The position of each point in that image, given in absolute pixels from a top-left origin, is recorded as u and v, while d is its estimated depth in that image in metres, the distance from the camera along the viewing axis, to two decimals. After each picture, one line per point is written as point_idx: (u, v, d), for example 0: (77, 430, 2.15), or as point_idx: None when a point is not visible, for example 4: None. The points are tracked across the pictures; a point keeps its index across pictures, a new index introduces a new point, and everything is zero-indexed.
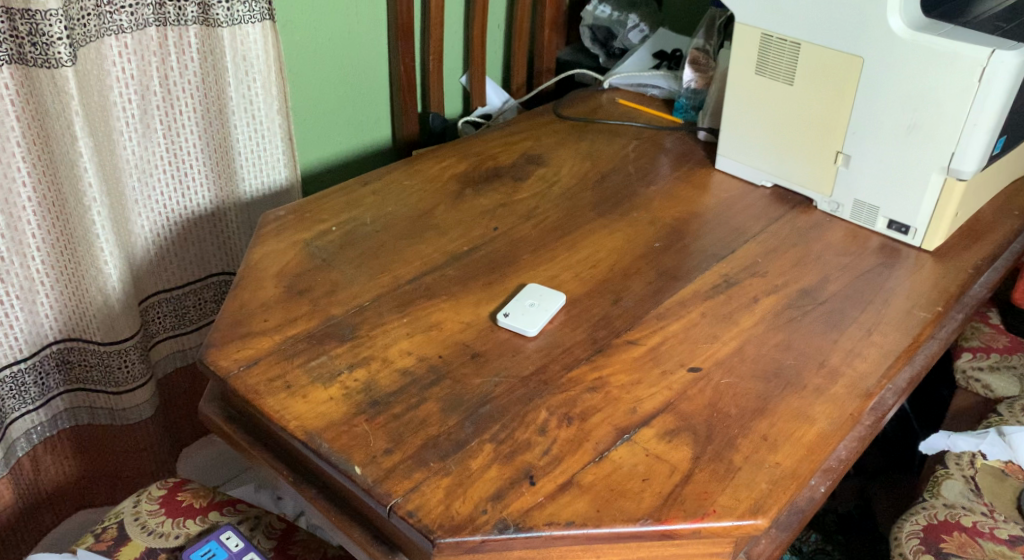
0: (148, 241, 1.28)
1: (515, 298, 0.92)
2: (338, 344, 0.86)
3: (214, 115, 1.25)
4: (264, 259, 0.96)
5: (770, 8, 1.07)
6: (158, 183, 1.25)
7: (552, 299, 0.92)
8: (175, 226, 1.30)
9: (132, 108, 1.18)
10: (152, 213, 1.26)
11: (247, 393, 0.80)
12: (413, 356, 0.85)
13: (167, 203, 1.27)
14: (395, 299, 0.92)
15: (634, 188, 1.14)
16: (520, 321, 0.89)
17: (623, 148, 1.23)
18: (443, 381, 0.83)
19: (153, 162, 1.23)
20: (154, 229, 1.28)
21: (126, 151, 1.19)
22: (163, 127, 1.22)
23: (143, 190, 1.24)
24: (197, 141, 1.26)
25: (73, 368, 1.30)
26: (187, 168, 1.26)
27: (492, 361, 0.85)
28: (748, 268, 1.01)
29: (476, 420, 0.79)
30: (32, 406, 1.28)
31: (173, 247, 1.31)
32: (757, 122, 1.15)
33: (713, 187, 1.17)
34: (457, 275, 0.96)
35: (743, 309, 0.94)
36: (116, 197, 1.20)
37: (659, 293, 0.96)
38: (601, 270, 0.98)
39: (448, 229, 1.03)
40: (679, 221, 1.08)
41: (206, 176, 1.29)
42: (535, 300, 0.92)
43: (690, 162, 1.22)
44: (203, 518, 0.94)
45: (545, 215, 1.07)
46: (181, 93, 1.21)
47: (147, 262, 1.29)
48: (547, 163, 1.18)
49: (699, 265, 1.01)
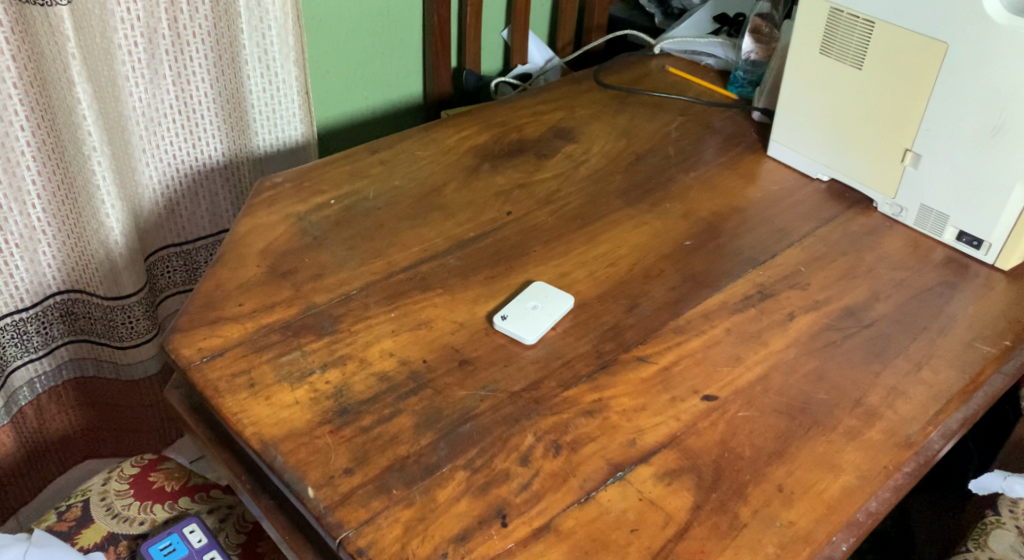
0: (155, 194, 1.21)
1: (517, 299, 0.83)
2: (314, 337, 0.78)
3: (227, 63, 1.17)
4: (252, 233, 0.88)
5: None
6: (167, 133, 1.17)
7: (560, 304, 0.83)
8: (186, 179, 1.23)
9: (138, 52, 1.10)
10: (161, 164, 1.19)
11: (206, 390, 0.73)
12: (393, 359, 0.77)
13: (177, 154, 1.20)
14: (385, 290, 0.84)
15: (670, 175, 1.03)
16: (517, 327, 0.80)
17: (665, 127, 1.12)
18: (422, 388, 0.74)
19: (162, 110, 1.15)
20: (162, 180, 1.21)
21: (131, 97, 1.12)
22: (172, 74, 1.14)
23: (151, 139, 1.16)
24: (209, 90, 1.17)
25: (77, 321, 1.25)
26: (198, 118, 1.19)
27: (482, 370, 0.77)
28: (787, 278, 0.90)
29: (452, 440, 0.70)
30: (35, 355, 1.23)
31: (184, 201, 1.24)
32: (818, 108, 1.01)
33: (761, 178, 1.05)
34: (458, 266, 0.87)
35: (774, 327, 0.84)
36: (121, 147, 1.13)
37: (680, 303, 0.86)
38: (620, 271, 0.89)
39: (456, 211, 0.94)
40: (716, 216, 0.97)
41: (220, 128, 1.21)
42: (538, 302, 0.83)
43: (739, 147, 1.10)
44: (172, 503, 0.89)
45: (564, 202, 0.97)
46: (192, 38, 1.13)
47: (155, 215, 1.22)
48: (578, 140, 1.07)
49: (729, 272, 0.90)
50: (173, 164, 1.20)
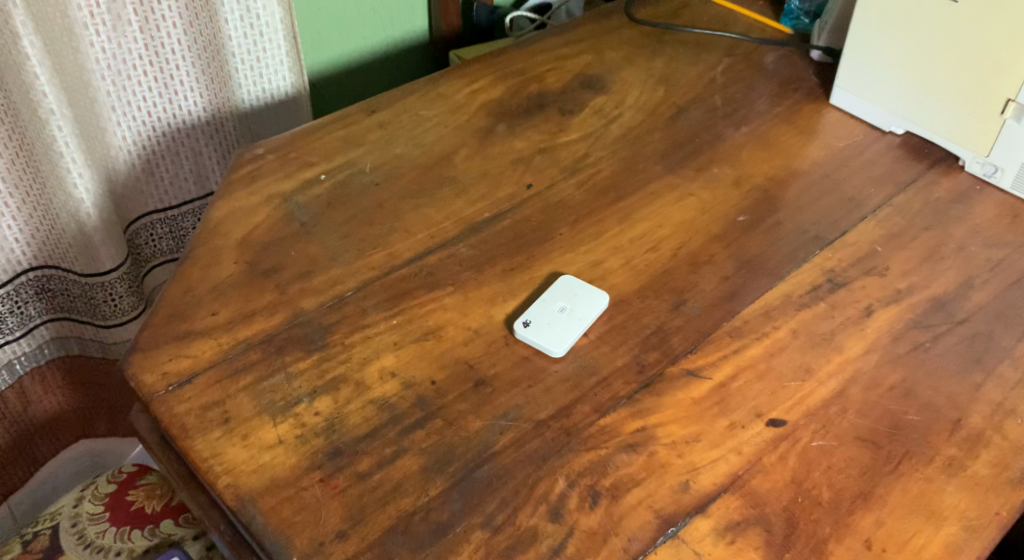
0: (129, 157, 1.07)
1: (541, 299, 0.70)
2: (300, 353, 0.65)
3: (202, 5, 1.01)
4: (228, 220, 0.75)
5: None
6: (138, 89, 1.02)
7: (594, 303, 0.70)
8: (165, 137, 1.09)
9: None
10: (134, 123, 1.05)
11: (171, 428, 0.60)
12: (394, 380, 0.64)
13: (151, 112, 1.05)
14: (385, 290, 0.71)
15: (717, 132, 0.88)
16: (544, 337, 0.67)
17: (710, 71, 0.96)
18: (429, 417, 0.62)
19: (130, 61, 1.00)
20: (137, 140, 1.06)
21: (92, 48, 0.97)
22: (138, 19, 0.98)
23: (120, 95, 1.01)
24: (184, 37, 1.02)
25: (54, 298, 1.12)
26: (173, 69, 1.04)
27: (501, 393, 0.64)
28: (861, 262, 0.76)
29: (467, 490, 0.58)
30: (12, 337, 1.10)
31: (165, 164, 1.10)
32: (898, 48, 0.86)
33: (823, 132, 0.89)
34: (471, 257, 0.74)
35: (849, 328, 0.70)
36: (84, 106, 0.99)
37: (735, 298, 0.72)
38: (662, 259, 0.75)
39: (468, 186, 0.80)
40: (773, 184, 0.83)
41: (199, 80, 1.06)
42: (568, 301, 0.70)
43: (797, 94, 0.94)
44: (153, 531, 0.78)
45: (594, 170, 0.83)
46: None
47: (132, 180, 1.09)
48: (608, 91, 0.92)
49: (792, 255, 0.76)
50: (148, 123, 1.06)
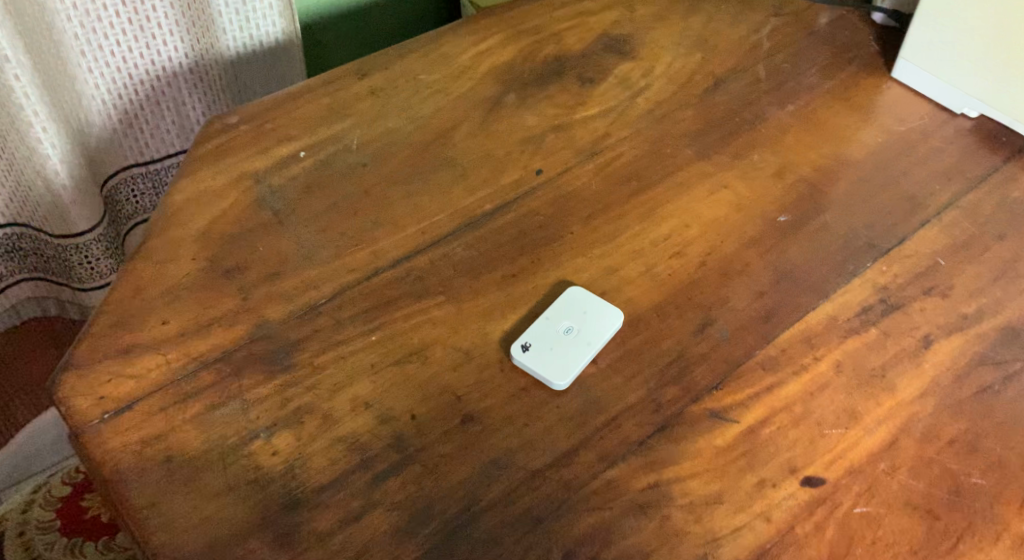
0: (103, 105, 0.92)
1: (544, 317, 0.61)
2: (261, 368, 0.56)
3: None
4: (189, 205, 0.65)
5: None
6: (106, 27, 0.86)
7: (606, 320, 0.61)
8: (144, 86, 0.93)
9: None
10: (107, 70, 0.90)
11: (102, 469, 0.51)
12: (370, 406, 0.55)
13: (124, 57, 0.89)
14: (365, 297, 0.61)
15: (759, 109, 0.76)
16: (548, 367, 0.58)
17: (754, 34, 0.83)
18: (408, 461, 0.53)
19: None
20: (111, 89, 0.91)
21: None
22: None
23: (88, 38, 0.86)
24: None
25: (27, 259, 1.02)
26: (150, 10, 0.87)
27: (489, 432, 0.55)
28: (922, 279, 0.65)
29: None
30: None
31: (144, 115, 0.95)
32: (980, 19, 0.73)
33: (883, 112, 0.77)
34: (468, 259, 0.64)
35: (903, 363, 0.60)
36: (41, 43, 0.84)
37: (771, 319, 0.62)
38: (689, 266, 0.65)
39: (469, 171, 0.69)
40: (822, 177, 0.72)
41: (178, 21, 0.90)
42: (576, 319, 0.60)
43: (853, 64, 0.81)
44: (109, 544, 0.69)
45: (614, 153, 0.72)
46: None
47: (105, 131, 0.94)
48: (636, 55, 0.80)
49: (840, 268, 0.66)
50: (121, 68, 0.90)
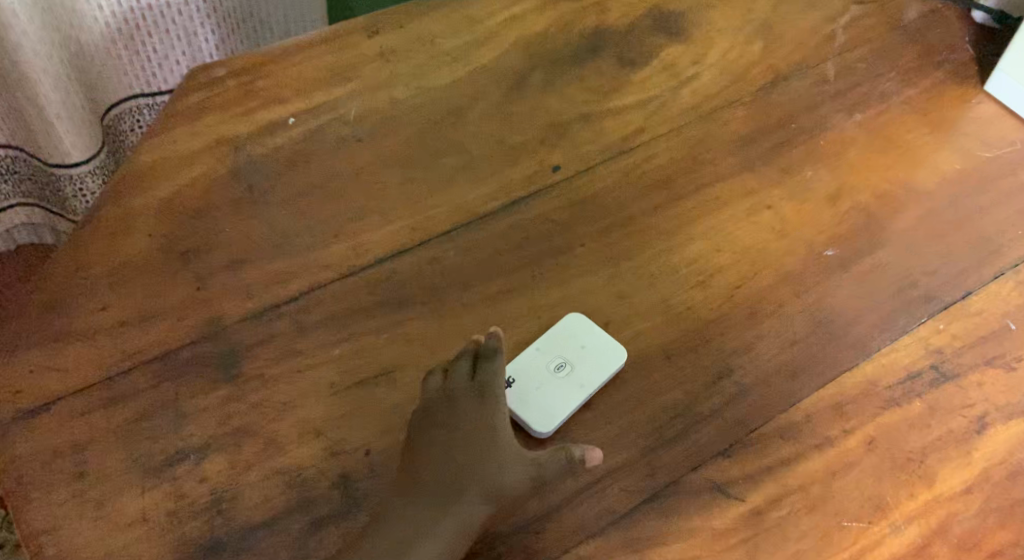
0: (105, 28, 0.81)
1: (535, 347, 0.53)
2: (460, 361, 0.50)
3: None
4: (156, 169, 0.57)
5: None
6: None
7: (608, 354, 0.53)
8: (152, 13, 0.83)
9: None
10: None
11: (2, 482, 0.45)
12: (451, 387, 0.49)
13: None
14: (337, 300, 0.53)
15: (823, 115, 0.66)
16: (532, 413, 0.50)
17: (830, 20, 0.71)
18: (469, 463, 0.47)
19: None
20: (116, 13, 0.81)
21: None
22: None
23: None
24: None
25: (19, 183, 0.92)
26: None
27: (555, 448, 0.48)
28: (984, 345, 0.56)
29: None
30: None
31: (153, 43, 0.85)
32: None
33: (968, 131, 0.66)
34: (461, 265, 0.56)
35: (947, 448, 0.52)
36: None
37: (800, 376, 0.54)
38: (713, 299, 0.56)
39: (478, 158, 0.61)
40: (884, 203, 0.62)
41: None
42: (572, 353, 0.52)
43: (940, 68, 0.69)
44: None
45: (647, 154, 0.62)
46: None
47: (106, 57, 0.83)
48: (687, 36, 0.69)
49: (889, 321, 0.56)
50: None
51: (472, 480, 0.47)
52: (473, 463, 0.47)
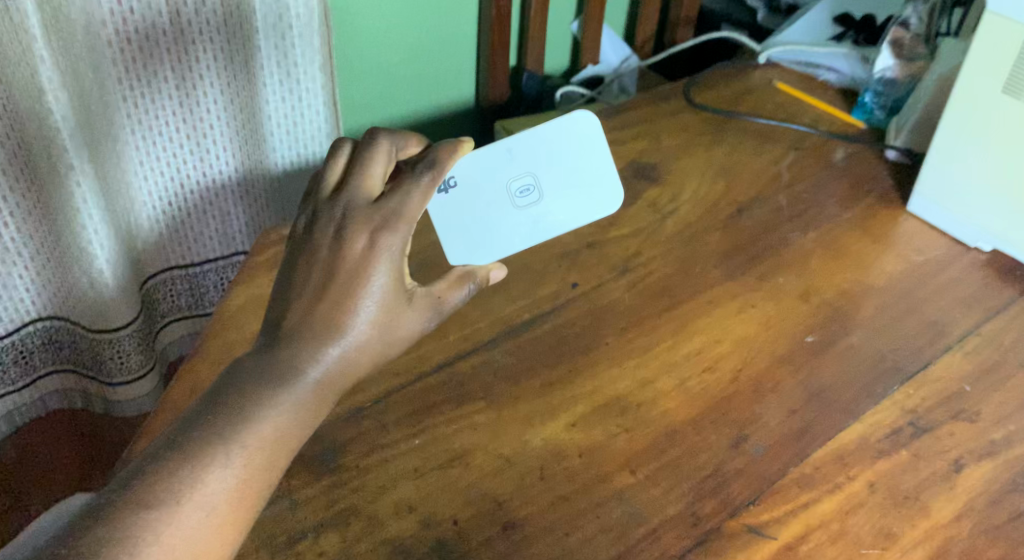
0: (151, 209, 0.96)
1: (507, 155, 0.67)
2: (367, 178, 0.58)
3: (239, 51, 0.88)
4: (246, 309, 0.67)
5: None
6: (165, 138, 0.91)
7: (607, 190, 0.70)
8: (193, 199, 0.97)
9: (127, 35, 0.83)
10: (163, 178, 0.94)
11: None
12: (345, 204, 0.56)
13: (178, 166, 0.93)
14: (411, 401, 0.65)
15: (783, 234, 0.79)
16: (470, 215, 0.67)
17: (774, 165, 0.87)
18: (324, 330, 0.53)
19: (163, 118, 0.89)
20: (164, 198, 0.95)
21: (122, 104, 0.87)
22: (176, 78, 0.87)
23: (149, 149, 0.91)
24: (225, 93, 0.90)
25: (60, 351, 1.03)
26: (207, 132, 0.92)
27: (453, 286, 0.61)
28: (950, 402, 0.67)
29: (238, 486, 0.47)
30: (12, 387, 1.01)
31: (191, 222, 0.99)
32: (991, 162, 0.75)
33: (903, 240, 0.80)
34: (510, 365, 0.67)
35: (935, 485, 0.62)
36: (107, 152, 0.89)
37: (805, 438, 0.64)
38: (722, 378, 0.66)
39: (508, 281, 0.72)
40: (848, 298, 0.74)
41: (232, 138, 0.93)
42: (567, 177, 0.69)
43: (870, 195, 0.84)
44: None
45: (647, 271, 0.74)
46: (200, 37, 0.86)
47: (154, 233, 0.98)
48: (663, 180, 0.83)
49: (869, 389, 0.67)
50: (175, 172, 0.94)
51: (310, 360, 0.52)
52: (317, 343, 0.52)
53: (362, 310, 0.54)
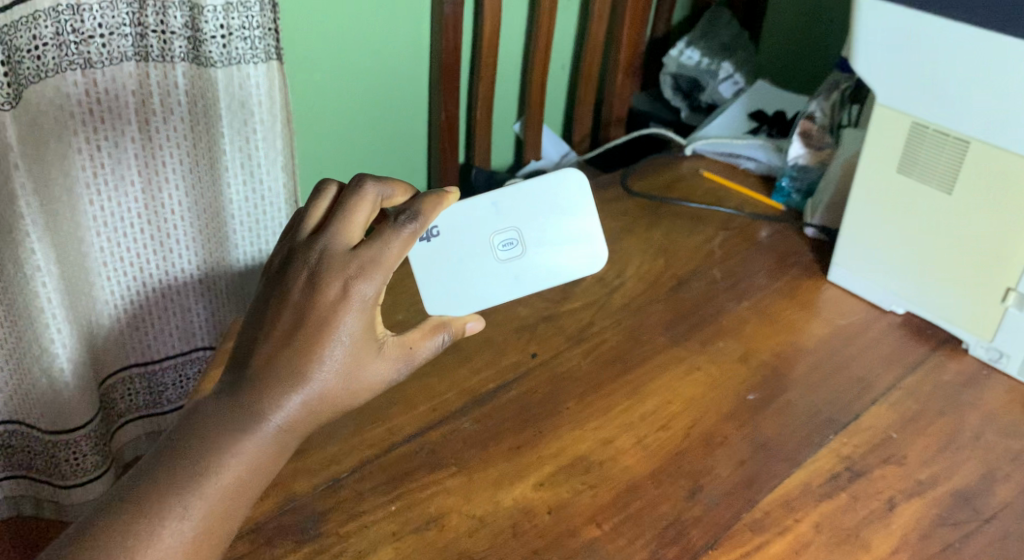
0: (112, 311, 0.97)
1: (493, 211, 0.76)
2: (347, 226, 0.62)
3: (204, 155, 0.92)
4: None
5: (929, 74, 0.75)
6: (130, 240, 0.93)
7: (592, 243, 0.80)
8: (154, 298, 0.98)
9: (98, 142, 0.86)
10: (125, 279, 0.95)
11: None
12: (321, 247, 0.60)
13: (140, 267, 0.95)
14: (384, 470, 0.68)
15: (720, 304, 0.86)
16: (451, 267, 0.76)
17: (707, 243, 0.95)
18: (288, 380, 0.57)
19: (128, 220, 0.92)
20: (125, 298, 0.97)
21: (89, 208, 0.89)
22: (141, 181, 0.91)
23: (113, 251, 0.93)
24: (189, 194, 0.94)
25: (14, 455, 1.01)
26: (170, 231, 0.95)
27: (425, 337, 0.64)
28: (880, 448, 0.73)
29: (195, 534, 0.53)
30: None
31: (151, 320, 1.00)
32: (894, 234, 0.83)
33: (827, 307, 0.88)
34: (478, 432, 0.72)
35: (873, 522, 0.67)
36: (72, 258, 0.89)
37: (754, 486, 0.69)
38: (674, 436, 0.72)
39: (472, 353, 0.79)
40: (782, 358, 0.81)
41: (195, 238, 0.96)
42: (550, 231, 0.78)
43: (795, 267, 0.92)
44: None
45: (599, 340, 0.81)
46: (166, 141, 0.90)
47: (113, 336, 0.98)
48: (608, 259, 0.91)
49: (807, 439, 0.73)
50: (137, 274, 0.95)
51: (272, 407, 0.56)
52: (277, 392, 0.56)
53: (330, 355, 0.57)
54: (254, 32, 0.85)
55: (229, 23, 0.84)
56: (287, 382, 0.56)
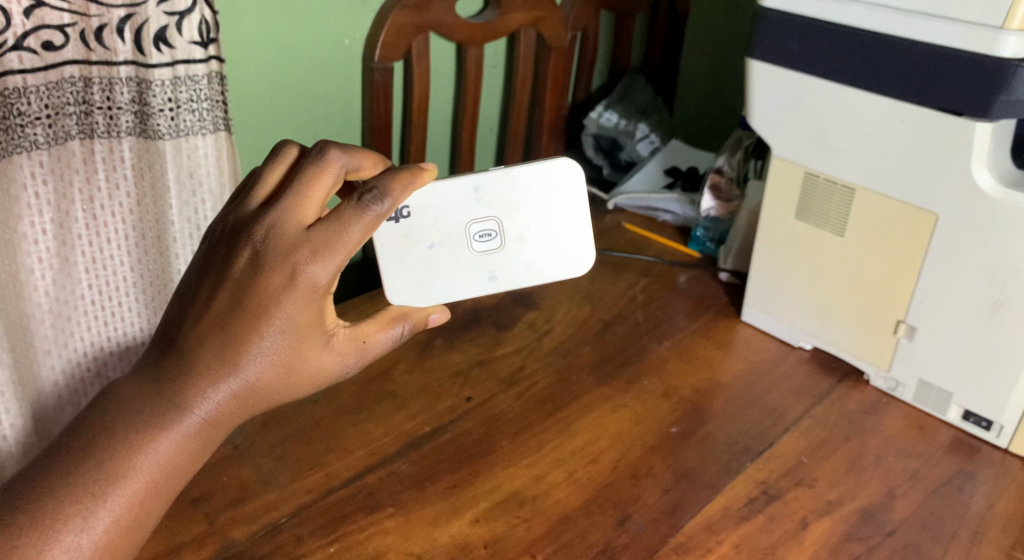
0: (59, 395, 0.94)
1: (479, 199, 0.75)
2: (303, 201, 0.61)
3: (151, 228, 0.94)
4: None
5: (816, 126, 0.83)
6: (77, 317, 0.92)
7: (583, 244, 0.76)
8: (101, 375, 0.96)
9: (44, 222, 0.86)
10: (70, 358, 0.93)
11: None
12: (268, 224, 0.60)
13: (87, 344, 0.94)
14: (323, 514, 0.71)
15: (643, 345, 0.92)
16: (423, 252, 0.75)
17: (629, 289, 1.01)
18: (222, 369, 0.58)
19: (74, 296, 0.91)
20: (71, 378, 0.94)
21: (35, 290, 0.88)
22: (87, 257, 0.91)
23: (59, 330, 0.91)
24: (136, 267, 0.95)
25: None
26: (117, 304, 0.95)
27: (380, 329, 0.67)
28: (792, 473, 0.79)
29: (94, 546, 0.54)
30: None
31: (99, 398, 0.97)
32: (799, 276, 0.90)
33: (740, 346, 0.94)
34: (414, 473, 0.75)
35: (787, 541, 0.72)
36: (19, 341, 0.88)
37: (677, 512, 0.74)
38: (602, 469, 0.77)
39: (407, 400, 0.83)
40: (701, 393, 0.86)
41: (142, 309, 0.97)
42: (534, 222, 0.75)
43: (711, 310, 0.99)
44: None
45: (531, 382, 0.85)
46: (111, 216, 0.91)
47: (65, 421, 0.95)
48: (538, 307, 0.97)
49: (725, 467, 0.79)
50: (83, 352, 0.94)
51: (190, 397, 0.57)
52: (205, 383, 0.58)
53: (264, 343, 0.58)
54: (203, 106, 0.90)
55: (176, 96, 0.88)
56: (219, 372, 0.58)
